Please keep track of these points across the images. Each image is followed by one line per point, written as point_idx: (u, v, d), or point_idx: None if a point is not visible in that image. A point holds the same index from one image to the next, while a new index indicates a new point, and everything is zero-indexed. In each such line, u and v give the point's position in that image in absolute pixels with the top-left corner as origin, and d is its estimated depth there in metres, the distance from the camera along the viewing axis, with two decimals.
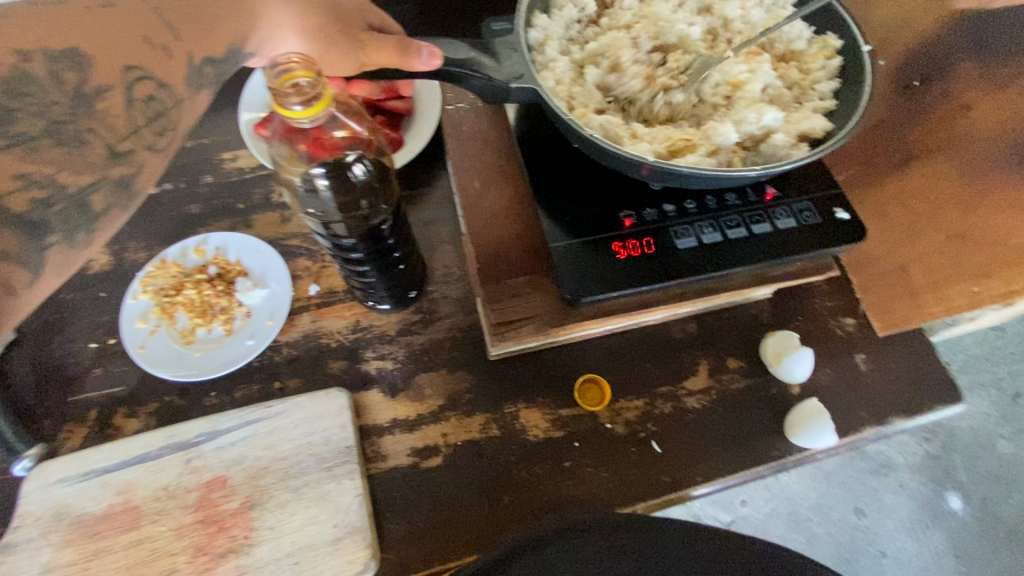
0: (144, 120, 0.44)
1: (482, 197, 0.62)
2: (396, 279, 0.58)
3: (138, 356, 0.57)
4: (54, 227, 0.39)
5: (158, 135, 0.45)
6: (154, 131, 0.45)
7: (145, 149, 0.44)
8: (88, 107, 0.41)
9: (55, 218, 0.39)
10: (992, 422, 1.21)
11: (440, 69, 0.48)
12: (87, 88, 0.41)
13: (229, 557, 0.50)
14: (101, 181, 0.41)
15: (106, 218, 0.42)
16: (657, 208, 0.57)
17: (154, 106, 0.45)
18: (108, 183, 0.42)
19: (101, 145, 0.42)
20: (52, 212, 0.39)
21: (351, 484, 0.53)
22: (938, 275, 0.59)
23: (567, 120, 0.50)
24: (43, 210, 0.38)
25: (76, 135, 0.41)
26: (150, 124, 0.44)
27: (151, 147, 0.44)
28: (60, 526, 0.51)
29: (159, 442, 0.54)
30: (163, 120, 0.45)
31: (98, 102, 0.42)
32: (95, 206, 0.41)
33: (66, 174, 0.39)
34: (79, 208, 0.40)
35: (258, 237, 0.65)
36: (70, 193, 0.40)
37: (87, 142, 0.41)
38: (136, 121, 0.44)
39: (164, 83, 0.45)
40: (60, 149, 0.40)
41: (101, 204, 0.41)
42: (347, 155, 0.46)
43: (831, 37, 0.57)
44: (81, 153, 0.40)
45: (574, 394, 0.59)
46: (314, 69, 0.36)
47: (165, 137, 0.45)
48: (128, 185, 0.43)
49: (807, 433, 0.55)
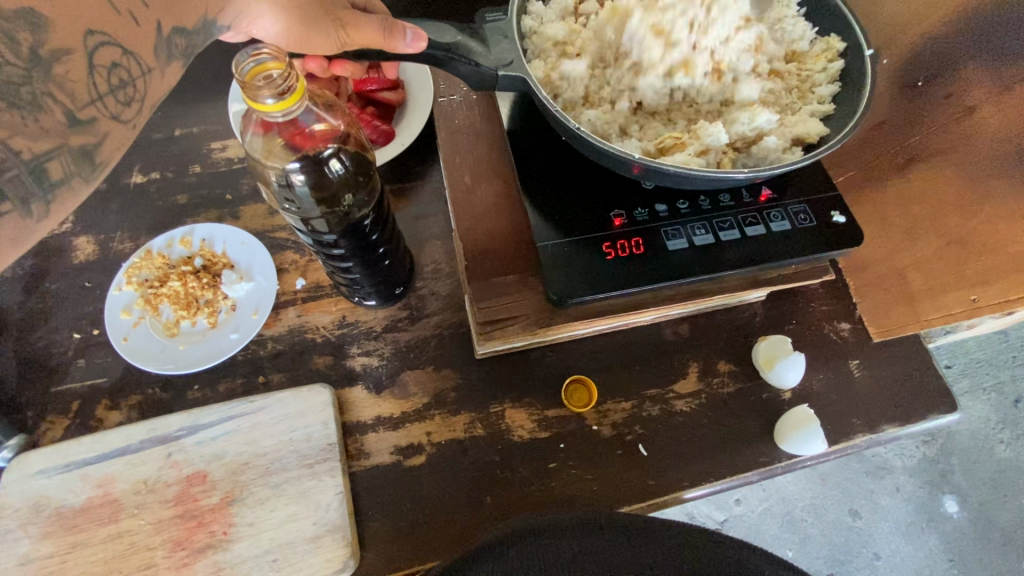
0: (107, 88, 0.41)
1: (472, 192, 0.61)
2: (381, 274, 0.57)
3: (121, 348, 0.57)
4: (6, 197, 0.36)
5: (124, 105, 0.42)
6: (119, 101, 0.42)
7: (111, 118, 0.41)
8: (45, 71, 0.37)
9: (9, 187, 0.36)
10: (992, 426, 1.20)
11: (425, 52, 0.46)
12: (44, 49, 0.37)
13: (207, 552, 0.50)
14: (60, 149, 0.38)
15: (65, 188, 0.39)
16: (648, 208, 0.56)
17: (119, 75, 0.41)
18: (69, 152, 0.38)
19: (61, 111, 0.38)
20: (5, 181, 0.35)
21: (332, 481, 0.52)
22: (938, 281, 0.56)
23: (554, 113, 0.48)
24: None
25: (32, 99, 0.37)
26: (114, 91, 0.41)
27: (115, 117, 0.41)
28: (39, 518, 0.51)
29: (140, 435, 0.53)
30: (128, 90, 0.42)
31: (56, 67, 0.38)
32: (52, 176, 0.38)
33: (22, 141, 0.36)
34: (35, 177, 0.37)
35: (245, 229, 0.64)
36: (25, 159, 0.36)
37: (45, 107, 0.37)
38: (99, 88, 0.40)
39: (129, 51, 0.42)
40: (13, 113, 0.36)
41: (60, 173, 0.38)
42: (325, 148, 0.44)
43: (835, 39, 0.55)
44: (37, 119, 0.37)
45: (561, 395, 0.58)
46: (285, 60, 0.35)
47: (131, 108, 0.42)
48: (90, 156, 0.40)
49: (796, 439, 0.54)
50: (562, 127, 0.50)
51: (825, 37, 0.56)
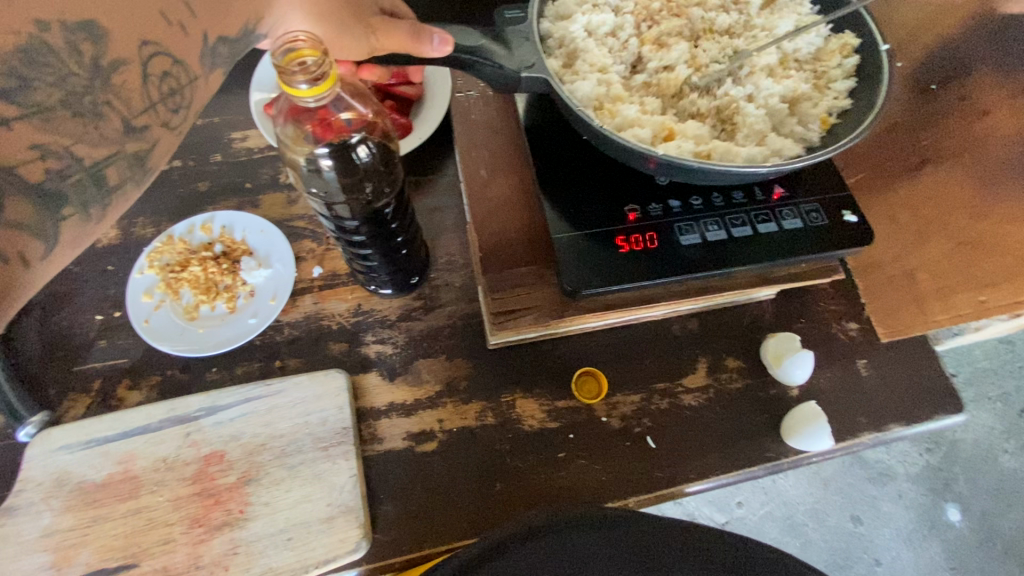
0: (159, 97, 0.42)
1: (488, 185, 0.62)
2: (398, 263, 0.58)
3: (142, 329, 0.58)
4: (70, 200, 0.37)
5: (173, 112, 0.43)
6: (169, 108, 0.43)
7: (161, 125, 0.42)
8: (104, 81, 0.39)
9: (71, 191, 0.37)
10: (997, 436, 1.20)
11: (451, 55, 0.47)
12: (104, 61, 0.39)
13: (224, 530, 0.51)
14: (117, 155, 0.39)
15: (121, 193, 0.40)
16: (662, 203, 0.57)
17: (170, 83, 0.43)
18: (124, 157, 0.40)
19: (117, 119, 0.39)
20: (67, 184, 0.37)
21: (346, 464, 0.53)
22: (945, 282, 0.57)
23: (573, 108, 0.49)
24: (58, 183, 0.37)
25: (94, 108, 0.38)
26: (165, 99, 0.42)
27: (167, 124, 0.43)
28: (61, 492, 0.52)
29: (160, 414, 0.55)
30: (178, 97, 0.43)
31: (114, 77, 0.39)
32: (109, 180, 0.39)
33: (83, 147, 0.38)
34: (94, 181, 0.38)
35: (265, 218, 0.66)
36: (86, 166, 0.38)
37: (104, 115, 0.39)
38: (151, 96, 0.41)
39: (178, 60, 0.43)
40: (76, 121, 0.37)
41: (116, 178, 0.39)
42: (352, 136, 0.45)
43: (849, 35, 0.55)
44: (97, 127, 0.38)
45: (571, 387, 0.59)
46: (321, 47, 0.36)
47: (180, 114, 0.44)
48: (143, 161, 0.41)
49: (804, 436, 0.55)
50: (580, 121, 0.51)
51: (839, 35, 0.57)
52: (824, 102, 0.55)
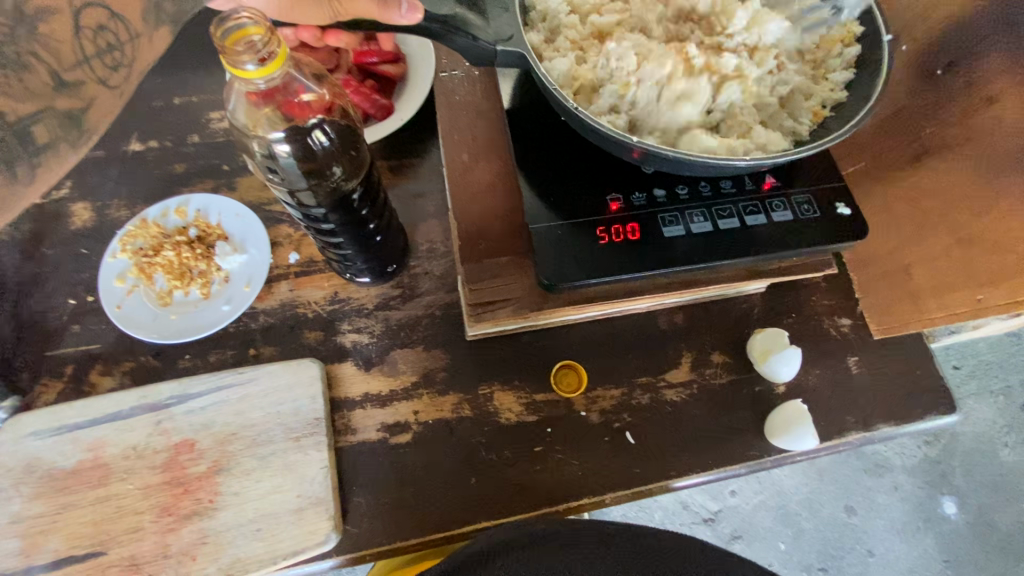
0: (95, 52, 0.44)
1: (469, 170, 0.60)
2: (372, 251, 0.56)
3: (113, 315, 0.57)
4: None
5: (110, 70, 0.46)
6: (106, 65, 0.45)
7: (97, 83, 0.44)
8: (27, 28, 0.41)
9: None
10: (997, 429, 1.18)
11: (420, 24, 0.44)
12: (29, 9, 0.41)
13: (193, 519, 0.50)
14: (47, 113, 0.41)
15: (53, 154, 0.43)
16: (647, 192, 0.55)
17: (105, 37, 0.44)
18: (55, 115, 0.41)
19: (45, 72, 0.41)
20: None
21: (318, 455, 0.53)
22: (943, 279, 0.55)
23: (551, 89, 0.47)
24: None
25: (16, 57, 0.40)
26: (100, 55, 0.44)
27: (102, 81, 0.45)
28: (31, 478, 0.52)
29: (131, 401, 0.54)
30: (115, 54, 0.46)
31: (41, 27, 0.40)
32: (39, 138, 0.41)
33: (7, 102, 0.39)
34: (20, 139, 0.40)
35: (241, 202, 0.64)
36: (11, 124, 0.39)
37: (28, 67, 0.40)
38: (85, 52, 0.43)
39: (115, 14, 0.45)
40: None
41: (44, 136, 0.41)
42: (311, 119, 0.43)
43: (853, 22, 0.53)
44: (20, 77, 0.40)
45: (550, 380, 0.58)
46: (267, 24, 0.34)
47: (116, 73, 0.46)
48: (78, 121, 0.44)
49: (788, 436, 0.54)
50: (559, 104, 0.48)
51: (841, 21, 0.53)
52: (817, 93, 0.52)
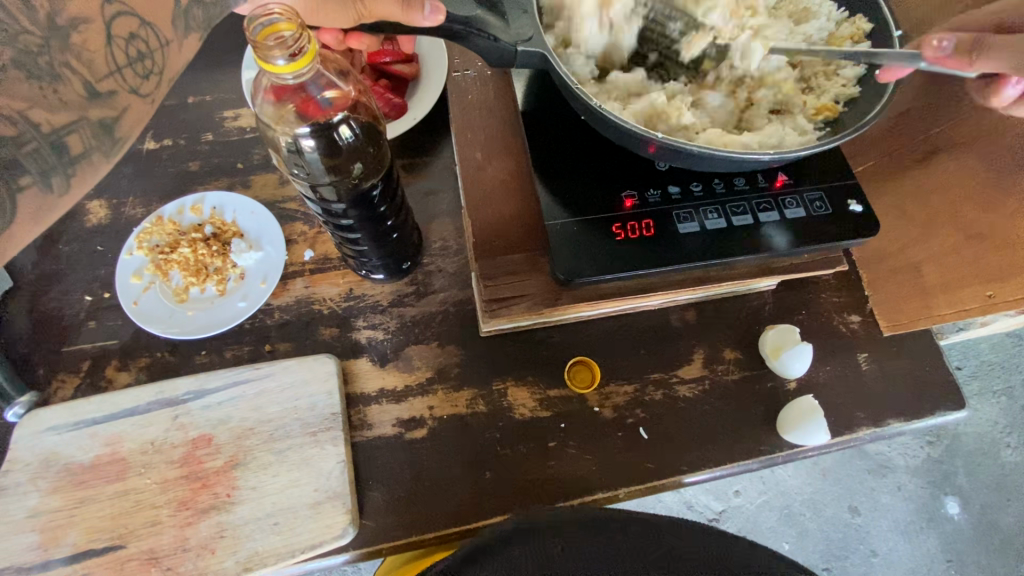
0: (125, 60, 0.43)
1: (483, 168, 0.61)
2: (388, 248, 0.57)
3: (130, 311, 0.58)
4: (29, 169, 0.38)
5: (143, 78, 0.44)
6: (136, 74, 0.44)
7: (128, 91, 0.43)
8: (63, 41, 0.40)
9: (29, 160, 0.38)
10: (999, 429, 1.18)
11: (443, 24, 0.45)
12: (60, 19, 0.40)
13: (211, 513, 0.51)
14: (81, 121, 0.41)
15: (85, 162, 0.41)
16: (661, 189, 0.55)
17: (137, 45, 0.44)
18: (88, 124, 0.41)
19: (79, 83, 0.41)
20: (24, 152, 0.38)
21: (334, 450, 0.53)
22: (953, 275, 0.55)
23: (571, 87, 0.48)
24: (13, 149, 0.37)
25: (51, 70, 0.40)
26: (133, 64, 0.44)
27: (134, 90, 0.44)
28: (49, 473, 0.52)
29: (148, 397, 0.54)
30: (146, 62, 0.45)
31: (75, 37, 0.41)
32: (71, 148, 0.40)
33: (41, 113, 0.39)
34: (55, 150, 0.39)
35: (256, 199, 0.65)
36: (44, 132, 0.39)
37: (63, 78, 0.40)
38: (117, 61, 0.43)
39: (144, 21, 0.44)
40: (31, 82, 0.39)
41: (78, 145, 0.40)
42: (335, 115, 0.44)
43: (862, 19, 0.53)
44: (56, 90, 0.40)
45: (564, 376, 0.58)
46: (299, 20, 0.35)
47: (149, 81, 0.45)
48: (110, 130, 0.42)
49: (800, 431, 0.54)
50: (578, 102, 0.49)
51: (851, 19, 0.54)
52: (829, 89, 0.53)
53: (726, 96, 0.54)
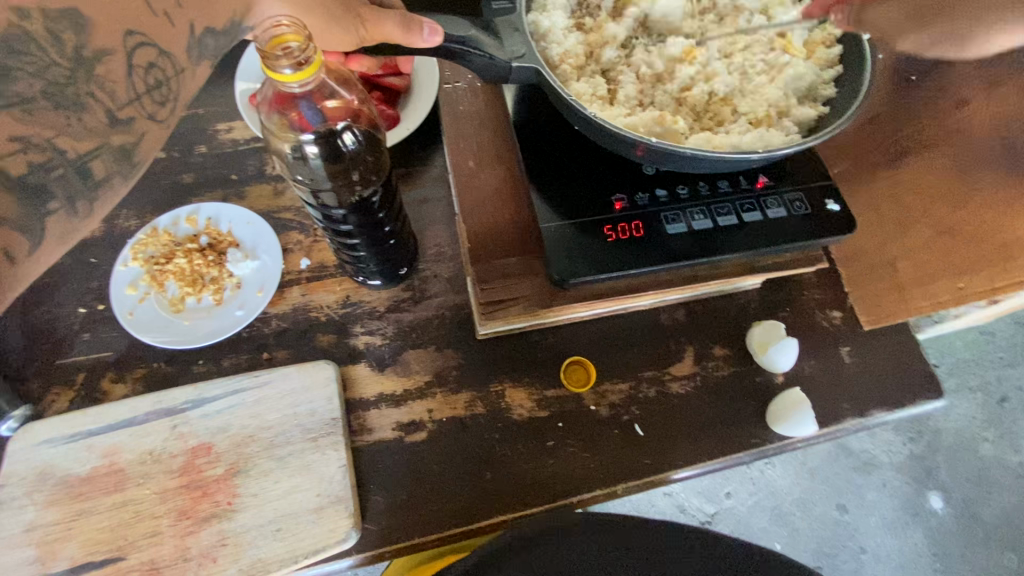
0: (144, 89, 0.47)
1: (477, 176, 0.62)
2: (386, 254, 0.58)
3: (126, 322, 0.58)
4: (56, 195, 0.43)
5: (159, 105, 0.49)
6: (154, 101, 0.48)
7: (146, 117, 0.48)
8: (88, 71, 0.44)
9: (55, 183, 0.43)
10: (977, 424, 1.22)
11: (441, 46, 0.48)
12: (86, 52, 0.44)
13: (212, 521, 0.51)
14: (103, 147, 0.45)
15: (106, 187, 0.46)
16: (649, 192, 0.57)
17: (155, 73, 0.48)
18: (109, 149, 0.45)
19: (101, 111, 0.45)
20: (52, 177, 0.42)
21: (336, 455, 0.53)
22: (927, 270, 0.58)
23: (564, 98, 0.50)
24: (44, 175, 0.42)
25: (78, 98, 0.44)
26: (150, 92, 0.48)
27: (151, 117, 0.48)
28: (45, 486, 0.51)
29: (146, 406, 0.54)
30: (163, 90, 0.49)
31: (97, 67, 0.45)
32: (97, 173, 0.45)
33: (69, 141, 0.43)
34: (80, 175, 0.44)
35: (251, 209, 0.65)
36: (71, 158, 0.43)
37: (88, 106, 0.44)
38: (136, 89, 0.47)
39: (164, 52, 0.48)
40: (60, 111, 0.43)
41: (101, 170, 0.45)
42: (337, 123, 0.46)
43: (831, 25, 0.56)
44: (81, 118, 0.44)
45: (560, 376, 0.59)
46: (305, 33, 0.36)
47: (165, 107, 0.49)
48: (129, 154, 0.47)
49: (789, 422, 0.56)
50: (571, 113, 0.51)
51: (822, 25, 0.57)
52: (808, 91, 0.56)
53: (713, 105, 0.57)
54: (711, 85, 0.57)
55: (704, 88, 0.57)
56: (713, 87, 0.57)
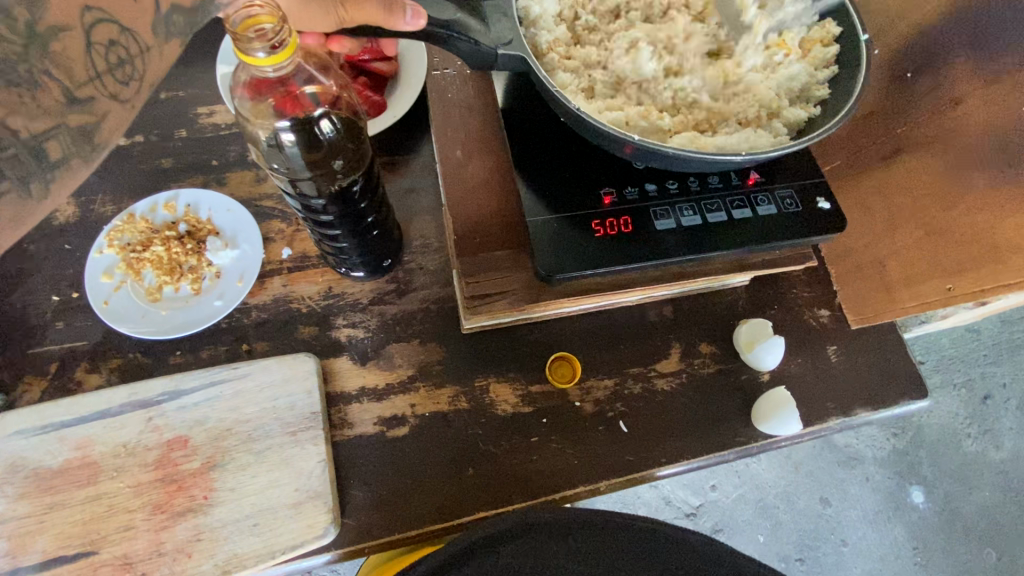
0: (105, 67, 0.45)
1: (464, 167, 0.61)
2: (369, 245, 0.56)
3: (101, 311, 0.56)
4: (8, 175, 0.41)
5: (122, 84, 0.47)
6: (117, 81, 0.46)
7: (107, 97, 0.46)
8: (44, 48, 0.42)
9: (7, 165, 0.41)
10: (960, 421, 1.23)
11: (425, 29, 0.45)
12: (41, 29, 0.42)
13: (188, 516, 0.50)
14: (59, 129, 0.43)
15: (63, 168, 0.44)
16: (638, 187, 0.56)
17: (117, 52, 0.46)
18: (65, 130, 0.43)
19: (58, 90, 0.43)
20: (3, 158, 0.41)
21: (315, 449, 0.53)
22: (915, 270, 0.58)
23: (551, 90, 0.48)
24: None
25: (31, 78, 0.41)
26: (113, 70, 0.46)
27: (113, 97, 0.46)
28: (15, 478, 0.50)
29: (121, 398, 0.53)
30: (127, 69, 0.47)
31: (53, 45, 0.42)
32: (51, 155, 0.43)
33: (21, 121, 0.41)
34: (35, 156, 0.42)
35: (232, 197, 0.63)
36: (24, 140, 0.41)
37: (43, 86, 0.42)
38: (97, 67, 0.45)
39: (126, 29, 0.46)
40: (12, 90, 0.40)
41: (56, 151, 0.43)
42: (316, 110, 0.44)
43: (830, 24, 0.55)
44: (35, 97, 0.41)
45: (545, 371, 0.59)
46: (280, 13, 0.35)
47: (128, 87, 0.47)
48: (87, 134, 0.45)
49: (774, 422, 0.56)
50: (559, 105, 0.50)
51: (821, 23, 0.56)
52: (802, 93, 0.54)
53: (705, 99, 0.55)
54: (703, 82, 0.56)
55: (696, 82, 0.55)
56: (704, 81, 0.56)
